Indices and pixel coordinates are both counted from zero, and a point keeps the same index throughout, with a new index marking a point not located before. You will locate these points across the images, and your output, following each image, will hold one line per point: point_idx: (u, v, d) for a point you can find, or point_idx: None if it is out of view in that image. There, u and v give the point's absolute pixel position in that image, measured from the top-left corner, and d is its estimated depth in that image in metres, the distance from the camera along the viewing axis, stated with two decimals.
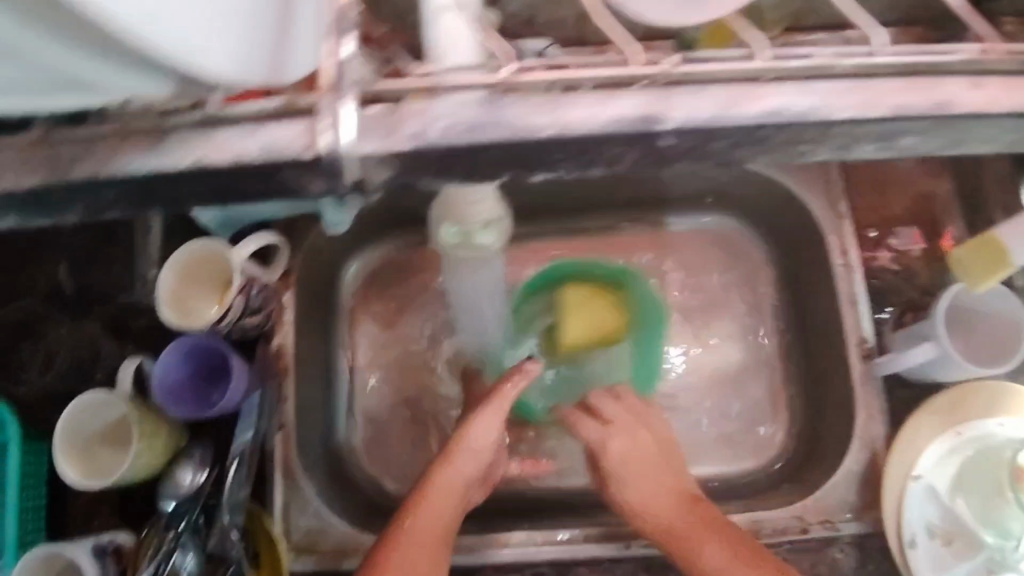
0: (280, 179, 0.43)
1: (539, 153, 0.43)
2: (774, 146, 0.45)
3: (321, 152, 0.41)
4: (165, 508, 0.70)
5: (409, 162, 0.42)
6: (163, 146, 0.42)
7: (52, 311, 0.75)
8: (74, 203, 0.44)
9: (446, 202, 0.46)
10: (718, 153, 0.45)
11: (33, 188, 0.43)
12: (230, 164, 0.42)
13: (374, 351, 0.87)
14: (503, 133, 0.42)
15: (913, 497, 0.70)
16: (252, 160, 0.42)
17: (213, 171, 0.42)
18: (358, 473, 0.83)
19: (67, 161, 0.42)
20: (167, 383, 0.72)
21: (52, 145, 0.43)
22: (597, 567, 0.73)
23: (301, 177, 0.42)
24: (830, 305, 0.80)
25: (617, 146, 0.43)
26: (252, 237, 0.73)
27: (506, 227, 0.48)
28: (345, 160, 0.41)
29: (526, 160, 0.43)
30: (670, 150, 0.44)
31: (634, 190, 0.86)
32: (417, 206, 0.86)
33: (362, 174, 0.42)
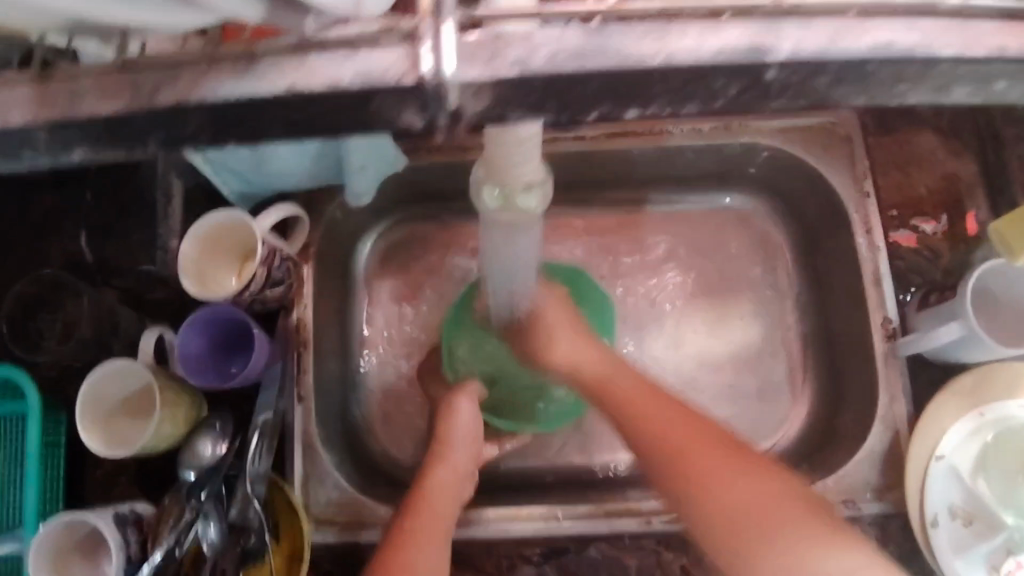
0: (375, 109, 0.36)
1: (635, 81, 0.36)
2: (880, 83, 0.37)
3: (426, 77, 0.35)
4: (186, 478, 0.69)
5: (508, 94, 0.36)
6: (256, 71, 0.36)
7: (70, 280, 0.73)
8: (148, 136, 0.37)
9: (489, 160, 0.43)
10: (820, 92, 0.37)
11: (109, 117, 0.37)
12: (329, 92, 0.36)
13: (391, 326, 0.87)
14: (608, 62, 0.36)
15: (935, 477, 0.71)
16: (352, 88, 0.36)
17: (308, 102, 0.36)
18: (375, 448, 0.83)
19: (150, 91, 0.37)
20: (188, 354, 0.71)
21: (132, 70, 0.37)
22: (617, 542, 0.73)
23: (397, 107, 0.36)
24: (853, 285, 0.79)
25: (719, 79, 0.36)
26: (274, 208, 0.72)
27: (549, 189, 0.47)
28: (448, 89, 0.35)
29: (621, 91, 0.36)
30: (770, 86, 0.37)
31: (655, 168, 0.85)
32: (435, 183, 0.85)
33: (461, 102, 0.36)
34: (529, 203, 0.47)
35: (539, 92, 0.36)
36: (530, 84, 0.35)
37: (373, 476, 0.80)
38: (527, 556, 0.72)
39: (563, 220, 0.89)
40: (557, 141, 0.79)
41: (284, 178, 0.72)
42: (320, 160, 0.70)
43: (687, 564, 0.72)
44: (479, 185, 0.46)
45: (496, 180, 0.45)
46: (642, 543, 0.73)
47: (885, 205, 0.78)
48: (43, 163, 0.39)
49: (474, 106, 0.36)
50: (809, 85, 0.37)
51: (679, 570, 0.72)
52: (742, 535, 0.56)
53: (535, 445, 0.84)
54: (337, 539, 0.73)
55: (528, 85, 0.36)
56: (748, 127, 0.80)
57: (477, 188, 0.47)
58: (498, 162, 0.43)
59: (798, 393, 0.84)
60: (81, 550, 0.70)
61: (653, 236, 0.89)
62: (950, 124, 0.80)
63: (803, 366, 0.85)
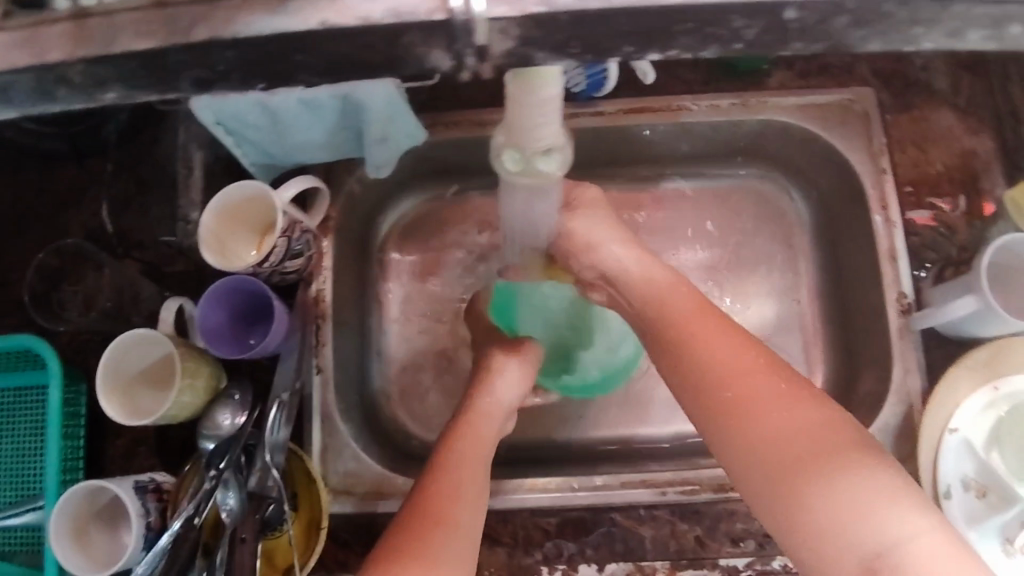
0: (405, 45, 0.34)
1: (659, 23, 0.34)
2: (895, 26, 0.34)
3: (454, 10, 0.33)
4: (205, 447, 0.72)
5: (536, 30, 0.33)
6: (291, 5, 0.34)
7: (93, 251, 0.76)
8: (182, 74, 0.36)
9: (510, 124, 0.44)
10: (837, 33, 0.34)
11: (141, 54, 0.35)
12: (359, 28, 0.33)
13: (407, 302, 0.88)
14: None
15: (948, 449, 0.71)
16: (382, 23, 0.33)
17: (337, 40, 0.34)
18: (392, 421, 0.84)
19: (182, 26, 0.34)
20: (208, 326, 0.72)
21: (167, 6, 0.35)
22: (631, 513, 0.74)
23: (424, 45, 0.34)
24: (868, 261, 0.79)
25: (738, 19, 0.34)
26: (294, 181, 0.73)
27: (566, 157, 0.48)
28: (475, 24, 0.33)
29: (645, 31, 0.34)
30: (790, 26, 0.34)
31: (671, 144, 0.85)
32: (450, 159, 0.86)
33: (487, 40, 0.34)
34: (546, 167, 0.48)
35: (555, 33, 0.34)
36: (553, 22, 0.33)
37: (389, 449, 0.81)
38: (542, 527, 0.73)
39: None
40: (574, 117, 0.80)
41: (305, 149, 0.73)
42: (338, 132, 0.71)
43: (701, 535, 0.73)
44: (498, 150, 0.47)
45: (516, 145, 0.46)
46: (656, 515, 0.73)
47: (901, 181, 0.78)
48: (79, 102, 0.38)
49: (498, 43, 0.34)
50: (839, 35, 0.34)
51: (693, 541, 0.72)
52: (783, 469, 0.52)
53: (549, 419, 0.85)
54: (354, 510, 0.74)
55: (552, 22, 0.33)
56: (764, 103, 0.80)
57: (497, 151, 0.48)
58: (520, 125, 0.43)
59: (812, 369, 0.85)
60: (104, 517, 0.71)
61: (669, 214, 0.89)
62: (968, 101, 0.80)
63: (817, 343, 0.85)
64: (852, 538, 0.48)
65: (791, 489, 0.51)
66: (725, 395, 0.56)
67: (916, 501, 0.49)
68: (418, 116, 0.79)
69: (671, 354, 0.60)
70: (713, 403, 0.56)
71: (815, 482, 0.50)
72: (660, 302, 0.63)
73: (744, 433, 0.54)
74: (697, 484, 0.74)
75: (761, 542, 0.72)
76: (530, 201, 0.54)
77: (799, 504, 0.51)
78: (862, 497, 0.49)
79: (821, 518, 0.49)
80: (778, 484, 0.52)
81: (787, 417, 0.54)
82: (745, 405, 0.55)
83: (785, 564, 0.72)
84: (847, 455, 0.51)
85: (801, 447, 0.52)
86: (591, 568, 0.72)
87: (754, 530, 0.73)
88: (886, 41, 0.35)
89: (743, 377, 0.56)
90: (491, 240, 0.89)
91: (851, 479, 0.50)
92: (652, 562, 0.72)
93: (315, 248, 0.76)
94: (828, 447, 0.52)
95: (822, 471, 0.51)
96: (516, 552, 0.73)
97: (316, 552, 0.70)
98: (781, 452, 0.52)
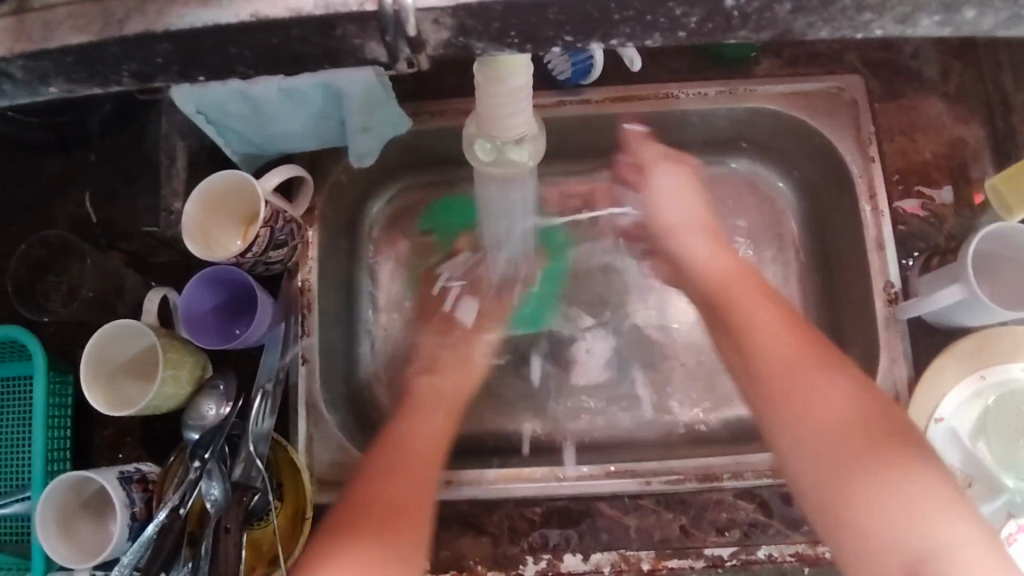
0: (340, 37, 0.35)
1: (596, 12, 0.34)
2: (841, 14, 0.34)
3: (386, 1, 0.33)
4: (191, 438, 0.71)
5: (469, 23, 0.34)
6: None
7: (76, 243, 0.75)
8: (121, 66, 0.36)
9: (481, 114, 0.45)
10: (782, 21, 0.34)
11: (79, 46, 0.35)
12: (291, 20, 0.34)
13: (396, 292, 0.87)
14: None
15: (934, 439, 0.71)
16: (314, 15, 0.34)
17: (268, 30, 0.34)
18: (379, 412, 0.84)
19: (115, 19, 0.35)
20: (191, 316, 0.72)
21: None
22: (616, 503, 0.74)
23: (360, 36, 0.35)
24: (856, 250, 0.79)
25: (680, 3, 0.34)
26: (277, 170, 0.73)
27: (540, 144, 0.49)
28: (407, 15, 0.33)
29: (584, 19, 0.34)
30: (731, 14, 0.34)
31: (659, 134, 0.85)
32: (438, 148, 0.85)
33: (420, 29, 0.34)
34: (517, 159, 0.48)
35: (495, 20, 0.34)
36: (488, 9, 0.34)
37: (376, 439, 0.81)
38: (528, 516, 0.73)
39: (567, 186, 0.89)
40: (561, 106, 0.79)
41: (288, 138, 0.72)
42: (321, 121, 0.71)
43: (686, 524, 0.73)
44: (471, 139, 0.48)
45: (488, 134, 0.46)
46: (641, 504, 0.73)
47: (889, 169, 0.78)
48: (22, 96, 0.38)
49: (432, 34, 0.35)
50: (791, 23, 0.34)
51: (678, 530, 0.73)
52: (840, 462, 0.54)
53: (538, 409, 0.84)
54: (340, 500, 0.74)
55: (487, 10, 0.34)
56: (752, 91, 0.79)
57: (469, 142, 0.48)
58: (489, 116, 0.44)
59: None
60: (90, 508, 0.71)
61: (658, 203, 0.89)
62: (958, 88, 0.79)
63: None
64: (900, 538, 0.49)
65: (844, 488, 0.53)
66: (789, 398, 0.58)
67: (971, 512, 0.50)
68: (404, 105, 0.79)
69: (742, 348, 0.64)
70: (776, 390, 0.60)
71: (867, 481, 0.52)
72: (740, 310, 0.66)
73: (804, 432, 0.57)
74: (681, 474, 0.73)
75: (746, 531, 0.72)
76: (507, 190, 0.53)
77: (847, 502, 0.52)
78: (912, 495, 0.50)
79: (869, 512, 0.51)
80: (831, 481, 0.54)
81: (847, 411, 0.56)
82: (807, 405, 0.57)
83: (770, 553, 0.72)
84: (904, 449, 0.53)
85: (856, 448, 0.54)
86: (576, 556, 0.72)
87: (739, 520, 0.73)
88: (835, 30, 0.35)
89: (807, 371, 0.59)
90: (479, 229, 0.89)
91: (902, 477, 0.51)
92: (637, 552, 0.72)
93: (299, 237, 0.76)
94: (886, 446, 0.53)
95: (881, 471, 0.52)
96: (502, 542, 0.73)
97: (301, 544, 0.70)
98: (837, 450, 0.54)
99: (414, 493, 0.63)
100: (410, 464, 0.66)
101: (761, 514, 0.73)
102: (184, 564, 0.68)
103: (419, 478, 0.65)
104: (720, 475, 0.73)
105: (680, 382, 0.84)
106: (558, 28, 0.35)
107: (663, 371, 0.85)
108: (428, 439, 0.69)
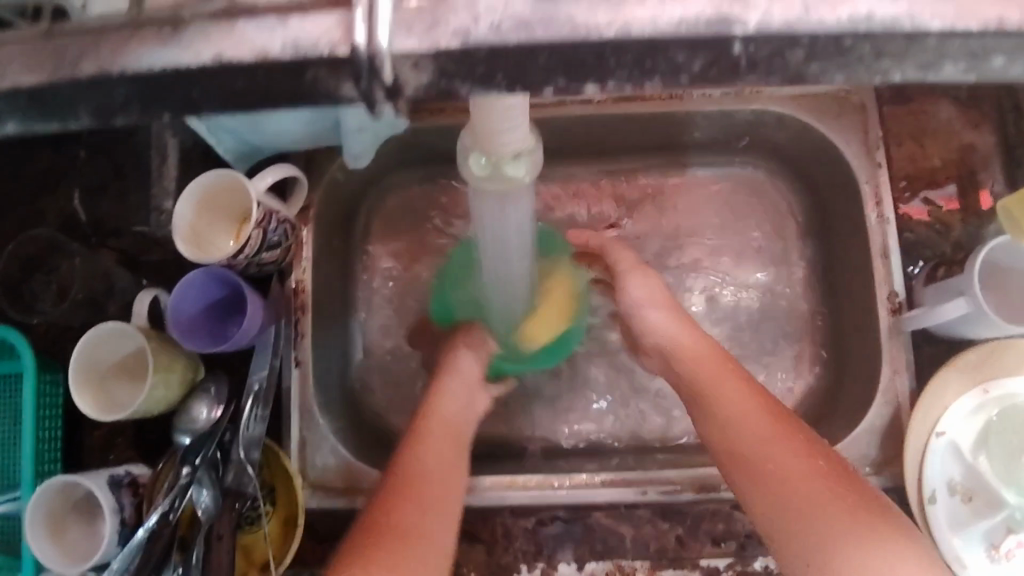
0: (311, 81, 0.33)
1: (594, 57, 0.32)
2: (861, 62, 0.31)
3: (358, 48, 0.31)
4: (181, 443, 0.71)
5: (448, 68, 0.32)
6: (182, 40, 0.33)
7: (64, 240, 0.74)
8: (77, 105, 0.34)
9: (475, 126, 0.43)
10: (798, 69, 0.32)
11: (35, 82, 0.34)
12: (256, 63, 0.32)
13: (392, 292, 0.86)
14: (559, 32, 0.31)
15: (935, 452, 0.70)
16: (281, 57, 0.32)
17: (233, 73, 0.33)
18: (374, 414, 0.83)
19: (71, 58, 0.34)
20: (182, 318, 0.70)
21: (53, 37, 0.35)
22: (612, 512, 0.73)
23: (331, 80, 0.32)
24: (861, 257, 0.77)
25: (681, 52, 0.31)
26: (269, 169, 0.71)
27: (537, 158, 0.47)
28: (379, 62, 0.31)
29: (578, 64, 0.32)
30: (739, 60, 0.32)
31: (661, 135, 0.83)
32: (436, 145, 0.83)
33: (394, 73, 0.32)
34: (513, 173, 0.46)
35: (484, 66, 0.32)
36: (473, 55, 0.31)
37: (369, 441, 0.79)
38: (521, 525, 0.72)
39: (567, 186, 0.88)
40: (562, 105, 0.77)
41: (280, 138, 0.71)
42: (315, 124, 0.70)
43: (682, 535, 0.72)
44: (464, 150, 0.46)
45: (482, 147, 0.44)
46: (636, 513, 0.72)
47: (898, 175, 0.76)
48: None
49: (412, 81, 0.32)
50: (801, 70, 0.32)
51: (673, 542, 0.71)
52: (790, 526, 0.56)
53: (535, 413, 0.83)
54: (333, 504, 0.73)
55: (470, 57, 0.32)
56: (759, 93, 0.77)
57: (464, 153, 0.46)
58: (485, 128, 0.42)
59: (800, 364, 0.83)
60: (80, 510, 0.71)
61: (659, 204, 0.87)
62: (970, 95, 0.77)
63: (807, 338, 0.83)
64: None
65: (801, 542, 0.55)
66: (778, 490, 0.57)
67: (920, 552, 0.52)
68: None
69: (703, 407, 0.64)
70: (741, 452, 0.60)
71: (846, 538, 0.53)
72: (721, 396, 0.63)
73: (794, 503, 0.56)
74: (679, 484, 0.72)
75: (743, 543, 0.71)
76: (504, 205, 0.51)
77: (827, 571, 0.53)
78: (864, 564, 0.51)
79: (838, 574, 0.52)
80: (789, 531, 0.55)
81: (793, 463, 0.58)
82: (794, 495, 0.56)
83: (766, 565, 0.71)
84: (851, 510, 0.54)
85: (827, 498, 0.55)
86: (570, 565, 0.72)
87: (735, 531, 0.72)
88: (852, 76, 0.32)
89: (775, 443, 0.59)
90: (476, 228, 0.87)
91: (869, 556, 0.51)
92: (632, 561, 0.72)
93: (294, 238, 0.75)
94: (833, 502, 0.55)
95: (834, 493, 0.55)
96: (495, 550, 0.72)
97: (292, 550, 0.69)
98: (795, 509, 0.56)
99: (431, 515, 0.61)
100: (428, 483, 0.63)
101: (759, 525, 0.72)
102: (175, 569, 0.67)
103: (436, 501, 0.62)
104: (717, 485, 0.72)
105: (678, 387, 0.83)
106: (552, 71, 0.32)
107: (662, 375, 0.84)
108: (445, 453, 0.66)
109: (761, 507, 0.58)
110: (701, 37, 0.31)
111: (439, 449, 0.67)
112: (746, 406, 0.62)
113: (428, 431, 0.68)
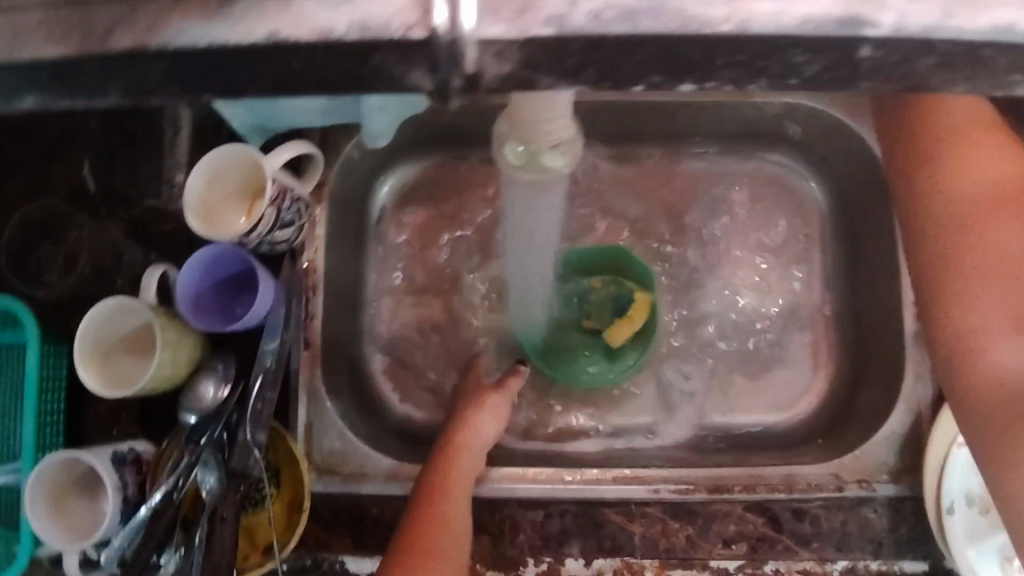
0: (376, 66, 0.30)
1: (697, 55, 0.30)
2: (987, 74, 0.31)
3: (438, 30, 0.29)
4: (187, 421, 0.69)
5: (538, 57, 0.30)
6: (232, 11, 0.31)
7: (74, 209, 0.72)
8: (109, 86, 0.32)
9: (514, 117, 0.41)
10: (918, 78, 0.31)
11: (59, 60, 0.32)
12: (316, 42, 0.30)
13: (404, 274, 0.84)
14: (664, 24, 0.29)
15: (956, 463, 0.68)
16: (347, 38, 0.30)
17: (291, 51, 0.31)
18: (381, 397, 0.81)
19: (103, 31, 0.32)
20: (190, 295, 0.69)
21: (86, 4, 0.32)
22: (624, 509, 0.71)
23: (397, 69, 0.30)
24: (887, 258, 0.76)
25: (805, 52, 0.30)
26: (285, 146, 0.70)
27: (577, 148, 0.44)
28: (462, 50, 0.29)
29: (679, 61, 0.30)
30: (862, 67, 0.30)
31: (684, 124, 0.81)
32: (455, 126, 0.81)
33: (479, 64, 0.30)
34: (555, 166, 0.44)
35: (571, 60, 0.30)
36: (566, 44, 0.29)
37: (377, 426, 0.78)
38: (530, 517, 0.71)
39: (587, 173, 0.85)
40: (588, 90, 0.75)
41: (298, 113, 0.69)
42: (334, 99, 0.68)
43: (693, 536, 0.70)
44: (503, 138, 0.44)
45: (522, 137, 0.42)
46: (648, 512, 0.71)
47: None
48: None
49: (494, 68, 0.30)
50: (892, 60, 0.30)
51: (684, 541, 0.70)
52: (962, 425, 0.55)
53: (546, 404, 0.81)
54: (339, 489, 0.71)
55: (565, 46, 0.29)
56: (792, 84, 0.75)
57: (500, 141, 0.44)
58: (524, 119, 0.40)
59: (817, 367, 0.82)
60: (82, 485, 0.69)
61: (681, 196, 0.85)
62: None
63: (826, 339, 0.82)
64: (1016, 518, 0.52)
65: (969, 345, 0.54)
66: (971, 231, 0.55)
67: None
68: None
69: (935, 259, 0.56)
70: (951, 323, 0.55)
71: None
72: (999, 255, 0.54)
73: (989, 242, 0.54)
74: (693, 484, 0.72)
75: (754, 545, 0.70)
76: (537, 196, 0.49)
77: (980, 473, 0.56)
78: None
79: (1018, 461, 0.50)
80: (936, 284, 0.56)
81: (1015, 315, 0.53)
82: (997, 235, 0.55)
83: (776, 568, 0.70)
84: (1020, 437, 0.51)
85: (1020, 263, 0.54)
86: (578, 560, 0.70)
87: (747, 533, 0.70)
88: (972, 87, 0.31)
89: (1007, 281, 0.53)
90: (492, 213, 0.85)
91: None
92: (641, 560, 0.70)
93: (307, 217, 0.73)
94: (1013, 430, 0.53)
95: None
96: (502, 542, 0.70)
97: (296, 535, 0.68)
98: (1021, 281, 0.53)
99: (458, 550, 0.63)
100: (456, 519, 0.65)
101: (772, 528, 0.70)
102: (176, 549, 0.67)
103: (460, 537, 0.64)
104: (731, 487, 0.72)
105: (693, 385, 0.81)
106: (649, 66, 0.30)
107: (675, 370, 0.82)
108: (468, 484, 0.68)
109: (946, 279, 0.55)
110: (828, 39, 0.29)
111: (466, 482, 0.67)
112: (993, 174, 0.56)
113: (460, 458, 0.68)
